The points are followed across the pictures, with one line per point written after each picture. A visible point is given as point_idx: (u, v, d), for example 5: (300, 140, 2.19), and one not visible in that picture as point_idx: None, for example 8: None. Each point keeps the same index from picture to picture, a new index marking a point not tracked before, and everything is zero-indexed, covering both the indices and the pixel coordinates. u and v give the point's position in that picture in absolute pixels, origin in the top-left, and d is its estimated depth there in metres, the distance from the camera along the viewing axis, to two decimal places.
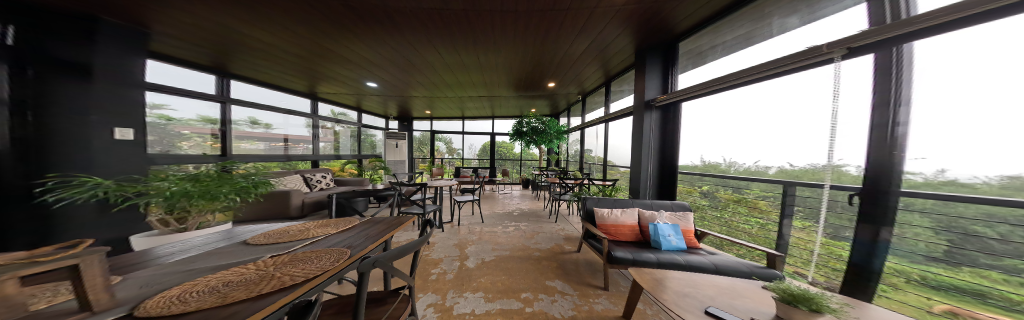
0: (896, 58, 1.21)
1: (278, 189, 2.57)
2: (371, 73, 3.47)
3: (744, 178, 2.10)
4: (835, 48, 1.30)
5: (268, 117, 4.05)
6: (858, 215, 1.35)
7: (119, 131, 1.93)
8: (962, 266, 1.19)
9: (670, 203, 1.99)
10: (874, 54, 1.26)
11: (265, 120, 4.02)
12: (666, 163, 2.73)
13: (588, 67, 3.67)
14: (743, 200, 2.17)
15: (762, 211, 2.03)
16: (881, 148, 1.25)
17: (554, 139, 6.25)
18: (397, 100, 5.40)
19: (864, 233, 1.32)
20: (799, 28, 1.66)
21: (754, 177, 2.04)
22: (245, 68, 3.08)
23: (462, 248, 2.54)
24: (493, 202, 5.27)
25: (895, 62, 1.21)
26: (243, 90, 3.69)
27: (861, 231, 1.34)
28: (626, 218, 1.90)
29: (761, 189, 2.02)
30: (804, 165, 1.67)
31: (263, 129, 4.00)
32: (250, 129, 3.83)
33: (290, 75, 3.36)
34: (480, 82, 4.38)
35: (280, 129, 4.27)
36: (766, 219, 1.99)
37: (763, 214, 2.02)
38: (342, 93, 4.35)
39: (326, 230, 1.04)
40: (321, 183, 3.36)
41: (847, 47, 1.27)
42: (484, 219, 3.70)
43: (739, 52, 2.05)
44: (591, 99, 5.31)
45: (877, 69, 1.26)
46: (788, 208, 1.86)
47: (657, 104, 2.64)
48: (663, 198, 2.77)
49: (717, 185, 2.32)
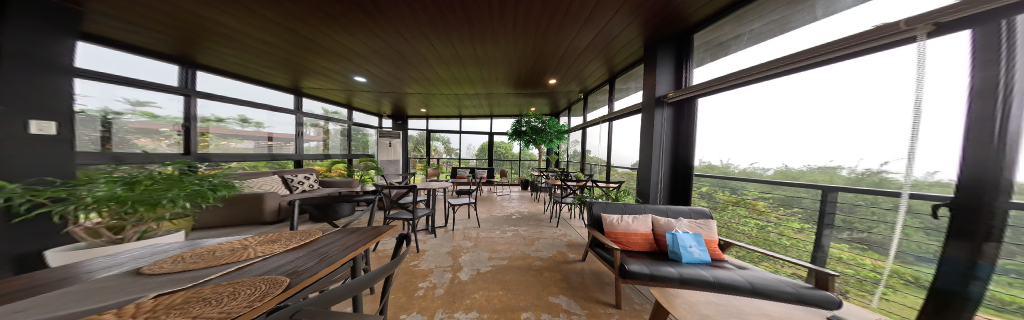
0: (1006, 33, 0.93)
1: (250, 192, 2.36)
2: (361, 67, 3.26)
3: (743, 179, 2.10)
4: (917, 25, 1.05)
5: (257, 115, 3.91)
6: (948, 230, 1.07)
7: (37, 125, 1.55)
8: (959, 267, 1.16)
9: (687, 209, 1.78)
10: (973, 30, 0.99)
11: (255, 118, 3.90)
12: (679, 164, 2.55)
13: (592, 62, 3.49)
14: (743, 201, 2.17)
15: (762, 213, 2.06)
16: (983, 150, 0.98)
17: (553, 139, 6.07)
18: (390, 97, 5.16)
19: (959, 251, 1.04)
20: (853, 8, 1.40)
21: (750, 177, 2.06)
22: (219, 59, 2.83)
23: (455, 257, 2.33)
24: (491, 204, 5.05)
25: (1001, 41, 0.94)
26: (215, 84, 3.39)
27: (952, 248, 1.06)
28: (639, 226, 1.72)
29: (761, 190, 2.03)
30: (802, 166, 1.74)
31: (254, 127, 3.87)
32: (241, 127, 3.73)
33: (270, 68, 3.12)
34: (478, 78, 4.19)
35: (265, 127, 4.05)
36: (766, 221, 2.04)
37: (763, 215, 2.05)
38: (330, 89, 4.11)
39: (270, 249, 0.90)
40: (304, 185, 3.13)
41: (934, 23, 1.02)
42: (480, 223, 3.49)
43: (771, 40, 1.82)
44: (594, 98, 5.13)
45: (977, 50, 0.99)
46: (829, 218, 1.67)
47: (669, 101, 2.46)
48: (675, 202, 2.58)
49: (716, 186, 2.31)
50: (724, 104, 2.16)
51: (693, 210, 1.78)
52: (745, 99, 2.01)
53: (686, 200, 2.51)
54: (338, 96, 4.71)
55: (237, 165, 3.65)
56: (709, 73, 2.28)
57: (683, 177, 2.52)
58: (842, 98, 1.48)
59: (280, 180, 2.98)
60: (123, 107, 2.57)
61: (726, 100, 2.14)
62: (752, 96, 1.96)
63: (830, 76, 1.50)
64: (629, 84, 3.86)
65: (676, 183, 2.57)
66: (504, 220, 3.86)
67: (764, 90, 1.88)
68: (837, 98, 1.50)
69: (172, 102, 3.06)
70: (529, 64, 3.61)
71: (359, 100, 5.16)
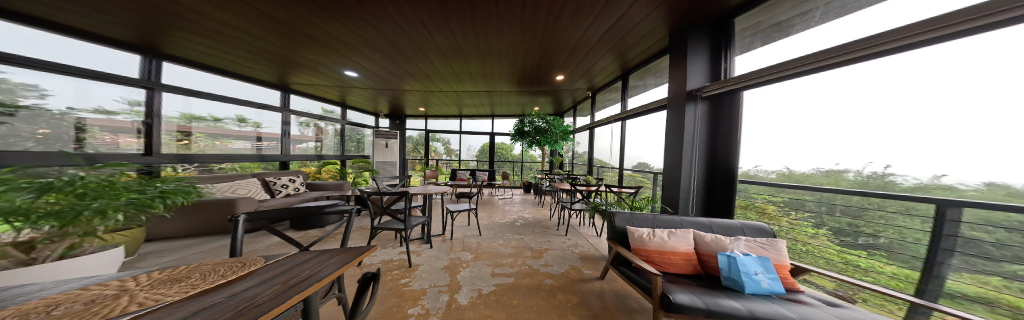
0: None
1: (218, 198, 2.07)
2: (351, 60, 3.00)
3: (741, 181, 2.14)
4: None
5: (257, 115, 3.84)
6: None
7: None
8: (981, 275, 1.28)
9: (735, 222, 1.49)
10: None
11: (253, 118, 3.81)
12: (716, 167, 2.25)
13: (605, 56, 3.23)
14: (751, 205, 2.16)
15: (771, 217, 2.08)
16: None
17: (558, 139, 5.80)
18: (388, 94, 4.92)
19: None
20: None
21: (749, 181, 2.12)
22: (188, 49, 2.55)
23: (453, 273, 2.03)
24: (492, 209, 4.76)
25: None
26: (196, 79, 3.14)
27: None
28: (679, 243, 1.44)
29: (768, 194, 2.05)
30: (805, 170, 1.82)
31: (253, 128, 3.81)
32: (237, 127, 3.64)
33: (252, 61, 2.87)
34: (480, 74, 3.90)
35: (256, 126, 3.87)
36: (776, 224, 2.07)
37: (771, 219, 2.07)
38: (320, 85, 3.84)
39: (162, 294, 0.51)
40: (287, 189, 2.83)
41: None
42: (481, 232, 3.19)
43: (847, 17, 1.50)
44: (603, 96, 4.83)
45: None
46: (947, 241, 1.30)
47: (703, 95, 2.16)
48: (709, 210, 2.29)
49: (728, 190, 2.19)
50: (775, 97, 1.91)
51: (741, 224, 1.49)
52: (803, 91, 1.78)
53: (728, 210, 2.20)
54: (331, 94, 4.47)
55: (227, 166, 3.50)
56: (752, 63, 1.99)
57: (721, 182, 2.23)
58: (935, 93, 1.29)
59: (259, 183, 2.69)
60: (120, 107, 2.61)
61: (778, 92, 1.89)
62: (813, 88, 1.74)
63: (925, 58, 1.28)
64: (645, 81, 3.56)
65: (711, 188, 2.30)
66: (507, 227, 3.56)
67: (830, 79, 1.64)
68: (931, 91, 1.30)
69: (134, 95, 2.70)
70: (535, 58, 3.35)
71: (354, 98, 4.90)
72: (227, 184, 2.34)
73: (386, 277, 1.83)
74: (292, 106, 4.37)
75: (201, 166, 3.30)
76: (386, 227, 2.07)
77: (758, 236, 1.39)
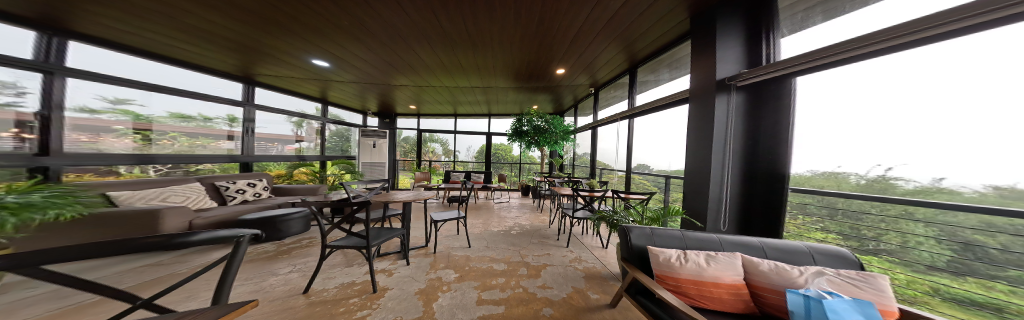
0: None
1: (135, 208, 1.74)
2: (319, 47, 2.66)
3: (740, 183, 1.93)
4: None
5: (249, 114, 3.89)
6: None
7: None
8: (966, 277, 1.23)
9: (799, 245, 1.09)
10: None
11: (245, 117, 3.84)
12: (757, 170, 1.88)
13: (611, 45, 2.88)
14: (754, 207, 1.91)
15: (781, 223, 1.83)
16: None
17: (559, 140, 5.50)
18: (376, 90, 4.57)
19: None
20: None
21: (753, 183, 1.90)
22: (99, 25, 2.18)
23: (430, 299, 1.65)
24: (488, 214, 4.41)
25: None
26: (149, 73, 2.89)
27: None
28: (722, 272, 1.05)
29: None
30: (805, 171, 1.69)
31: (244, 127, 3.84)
32: (228, 127, 3.66)
33: (198, 46, 2.57)
34: (471, 66, 3.54)
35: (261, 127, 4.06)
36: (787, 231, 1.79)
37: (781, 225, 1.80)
38: (293, 78, 3.50)
39: None
40: (245, 194, 2.51)
41: None
42: (470, 243, 2.82)
43: None
44: (607, 93, 4.49)
45: None
46: None
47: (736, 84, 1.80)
48: (739, 222, 1.96)
49: (741, 195, 1.94)
50: (835, 84, 1.56)
51: (807, 248, 1.09)
52: (870, 75, 1.42)
53: (779, 228, 1.78)
54: (310, 89, 4.12)
55: (205, 167, 3.39)
56: (805, 44, 1.58)
57: (765, 190, 1.84)
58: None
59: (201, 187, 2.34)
60: (102, 106, 2.60)
61: (843, 77, 1.52)
62: (874, 74, 1.40)
63: None
64: (657, 75, 3.17)
65: (749, 197, 1.92)
66: (501, 237, 3.18)
67: (919, 56, 1.25)
68: None
69: (24, 81, 2.17)
70: (531, 48, 3.01)
71: (337, 94, 4.55)
72: (158, 191, 2.01)
73: (338, 309, 1.44)
74: (257, 100, 3.98)
75: (177, 167, 3.19)
76: (343, 244, 1.65)
77: (839, 267, 0.98)
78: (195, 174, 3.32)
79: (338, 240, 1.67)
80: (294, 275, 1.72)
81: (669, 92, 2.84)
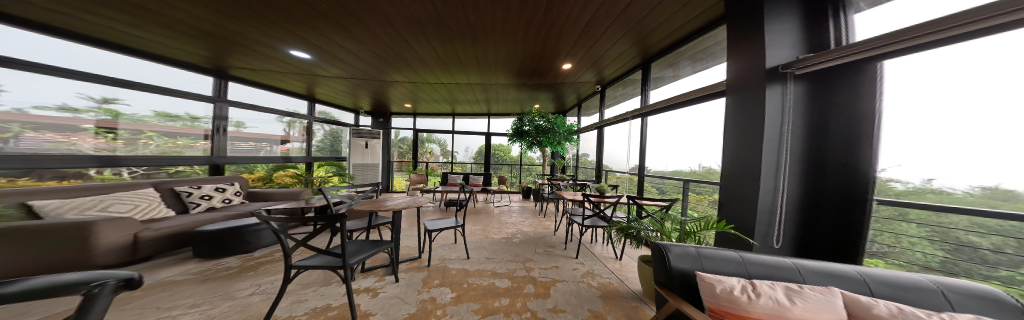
0: None
1: (60, 220, 1.48)
2: (295, 35, 2.35)
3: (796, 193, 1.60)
4: None
5: (241, 115, 3.78)
6: None
7: None
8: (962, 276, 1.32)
9: (919, 279, 0.81)
10: None
11: (237, 118, 3.77)
12: (826, 174, 1.55)
13: (626, 36, 2.62)
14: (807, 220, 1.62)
15: None
16: None
17: (562, 140, 5.26)
18: (369, 87, 4.28)
19: None
20: None
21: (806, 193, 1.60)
22: (16, 1, 1.90)
23: None
24: (488, 220, 4.11)
25: None
26: (109, 63, 2.60)
27: None
28: (817, 315, 0.74)
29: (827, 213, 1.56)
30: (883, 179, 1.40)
31: (235, 127, 3.74)
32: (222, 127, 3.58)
33: (154, 31, 2.32)
34: (469, 60, 3.26)
35: (253, 127, 3.98)
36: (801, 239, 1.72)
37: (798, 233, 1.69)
38: (270, 72, 3.20)
39: None
40: (211, 201, 2.25)
41: None
42: (469, 254, 2.54)
43: None
44: (616, 91, 4.24)
45: None
46: None
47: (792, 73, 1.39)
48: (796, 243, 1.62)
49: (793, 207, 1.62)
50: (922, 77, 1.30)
51: (928, 282, 0.81)
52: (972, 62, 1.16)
53: (858, 245, 1.46)
54: (294, 85, 3.83)
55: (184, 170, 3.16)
56: (893, 19, 1.28)
57: (837, 198, 1.51)
58: None
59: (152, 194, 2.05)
60: (85, 104, 2.48)
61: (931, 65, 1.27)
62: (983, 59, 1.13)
63: None
64: (677, 70, 2.91)
65: (813, 205, 1.60)
66: (503, 246, 2.89)
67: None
68: None
69: None
70: (535, 39, 2.73)
71: (326, 91, 4.25)
72: (93, 201, 1.74)
73: None
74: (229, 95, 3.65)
75: (153, 169, 2.95)
76: (314, 263, 1.30)
77: (997, 317, 0.68)
78: (177, 176, 3.13)
79: (307, 259, 1.33)
80: (255, 298, 1.39)
81: (692, 88, 2.57)
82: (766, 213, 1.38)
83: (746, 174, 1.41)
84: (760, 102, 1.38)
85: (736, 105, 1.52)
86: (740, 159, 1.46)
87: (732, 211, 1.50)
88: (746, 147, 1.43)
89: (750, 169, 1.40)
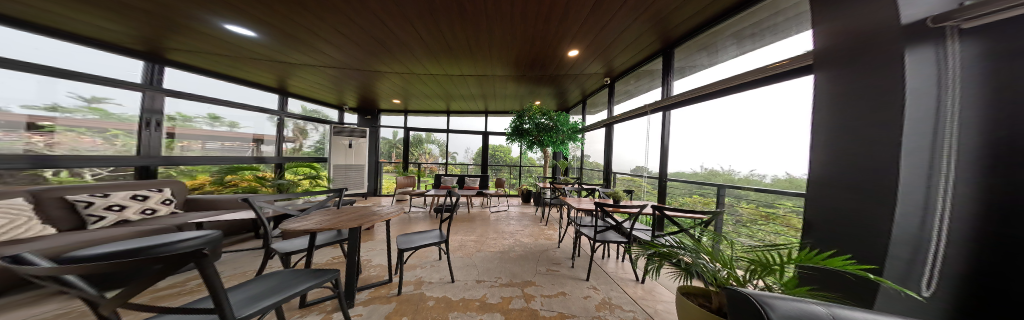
0: None
1: None
2: (225, 4, 1.85)
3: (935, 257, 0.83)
4: None
5: (231, 114, 3.69)
6: None
7: None
8: None
9: None
10: None
11: (227, 118, 3.66)
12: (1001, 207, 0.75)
13: (647, 13, 2.13)
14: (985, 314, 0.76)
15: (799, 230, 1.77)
16: None
17: (565, 140, 4.80)
18: (351, 80, 3.82)
19: None
20: None
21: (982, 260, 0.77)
22: None
23: None
24: (481, 228, 3.61)
25: None
26: (32, 48, 2.18)
27: None
28: None
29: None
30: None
31: (229, 127, 3.67)
32: (211, 127, 3.48)
33: (58, 3, 1.83)
34: (459, 45, 2.77)
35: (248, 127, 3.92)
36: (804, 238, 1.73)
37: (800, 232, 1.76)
38: (221, 56, 2.73)
39: None
40: (127, 210, 1.95)
41: None
42: (454, 276, 2.05)
43: None
44: (627, 83, 3.76)
45: None
46: None
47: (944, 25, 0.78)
48: None
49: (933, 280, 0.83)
50: None
51: None
52: None
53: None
54: (261, 76, 3.41)
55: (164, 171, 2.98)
56: None
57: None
58: None
59: (34, 205, 1.73)
60: (76, 104, 2.41)
61: None
62: None
63: None
64: (713, 56, 2.43)
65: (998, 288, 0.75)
66: (498, 264, 2.40)
67: None
68: None
69: None
70: (533, 15, 2.20)
71: (301, 83, 3.79)
72: None
73: None
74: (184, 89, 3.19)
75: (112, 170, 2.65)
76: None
77: None
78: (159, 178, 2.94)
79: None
80: None
81: (735, 76, 2.04)
82: (909, 244, 0.87)
83: (861, 182, 0.93)
84: (880, 72, 0.91)
85: (834, 83, 1.06)
86: (849, 159, 0.99)
87: (840, 237, 1.01)
88: (859, 140, 0.96)
89: (871, 174, 0.91)
